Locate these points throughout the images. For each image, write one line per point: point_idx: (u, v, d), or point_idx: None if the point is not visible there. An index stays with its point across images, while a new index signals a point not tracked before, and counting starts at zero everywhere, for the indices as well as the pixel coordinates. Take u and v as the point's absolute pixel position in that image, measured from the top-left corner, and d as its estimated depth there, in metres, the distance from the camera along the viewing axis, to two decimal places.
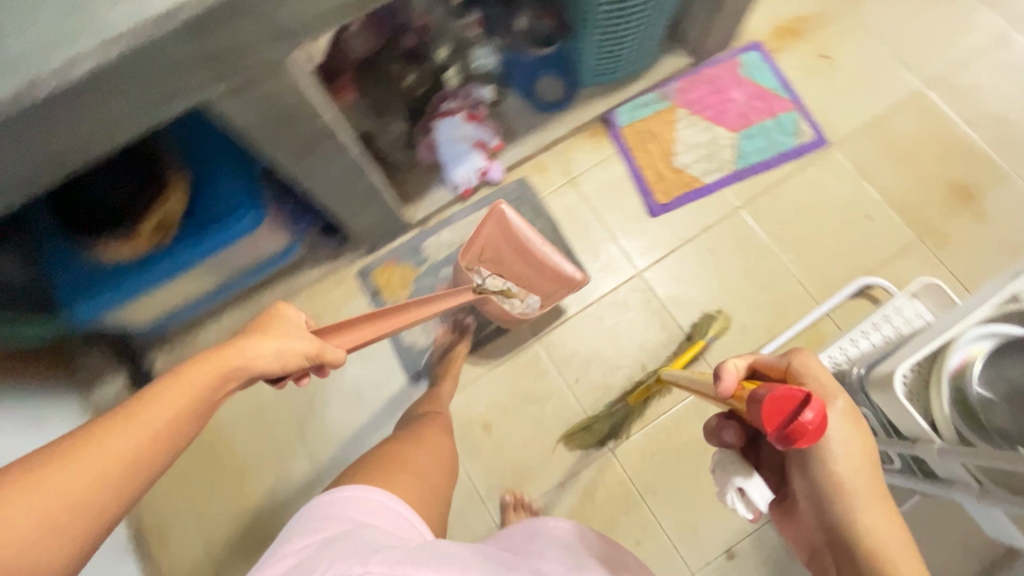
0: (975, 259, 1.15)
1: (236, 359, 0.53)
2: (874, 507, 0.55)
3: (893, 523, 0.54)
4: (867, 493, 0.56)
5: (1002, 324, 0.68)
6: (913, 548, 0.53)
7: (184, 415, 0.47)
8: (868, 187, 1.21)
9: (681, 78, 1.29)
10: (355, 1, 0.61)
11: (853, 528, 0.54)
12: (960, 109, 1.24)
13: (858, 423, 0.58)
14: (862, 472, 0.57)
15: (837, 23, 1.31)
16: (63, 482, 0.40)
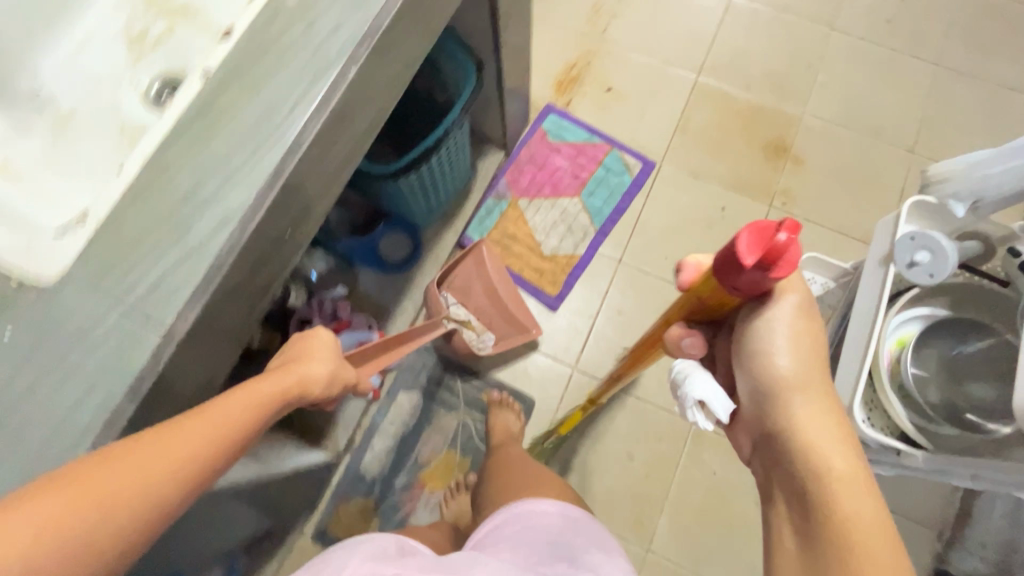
0: (816, 197, 1.28)
1: (290, 380, 0.53)
2: (820, 401, 0.51)
3: (834, 427, 0.50)
4: (824, 397, 0.51)
5: (915, 308, 0.74)
6: (843, 428, 0.50)
7: (247, 420, 0.47)
8: (707, 182, 1.29)
9: (505, 171, 1.29)
10: (208, 380, 0.52)
11: (787, 424, 0.51)
12: (735, 79, 1.36)
13: (809, 317, 0.52)
14: (808, 364, 0.52)
15: (602, 54, 1.38)
16: (139, 468, 0.39)
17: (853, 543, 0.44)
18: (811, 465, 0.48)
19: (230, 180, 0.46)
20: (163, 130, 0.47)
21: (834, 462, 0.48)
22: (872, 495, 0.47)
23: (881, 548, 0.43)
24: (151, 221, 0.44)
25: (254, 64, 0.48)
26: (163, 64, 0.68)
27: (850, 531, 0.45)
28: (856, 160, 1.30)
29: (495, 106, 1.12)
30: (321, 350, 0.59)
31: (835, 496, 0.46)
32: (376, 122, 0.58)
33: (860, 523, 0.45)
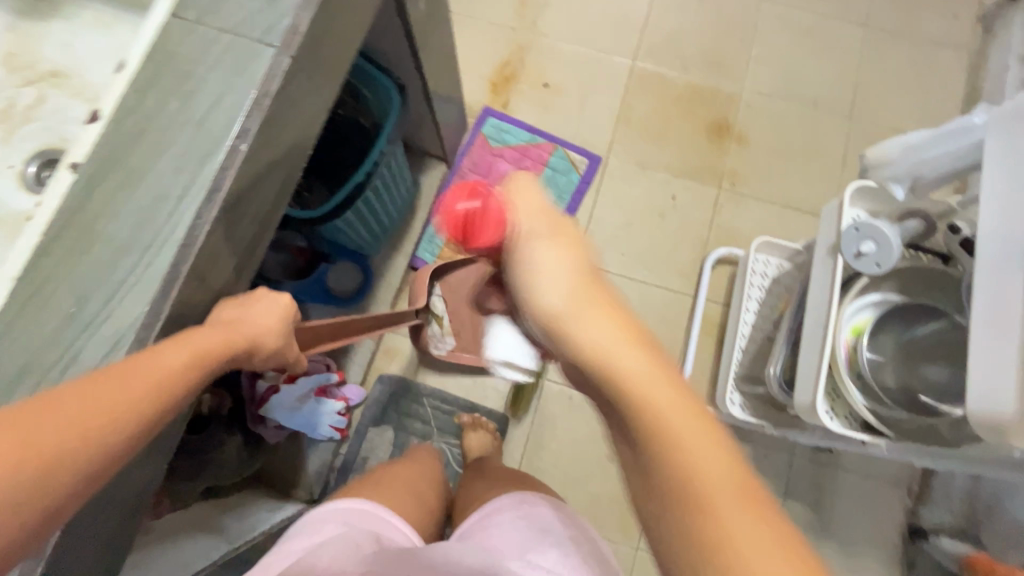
0: (762, 174, 1.28)
1: (227, 340, 0.46)
2: (604, 314, 0.43)
3: (625, 325, 0.42)
4: (604, 300, 0.45)
5: (872, 295, 0.74)
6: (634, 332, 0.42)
7: (180, 385, 0.40)
8: (655, 172, 1.27)
9: (449, 184, 1.25)
10: None
11: (569, 346, 0.43)
12: (671, 61, 1.34)
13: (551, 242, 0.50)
14: (575, 288, 0.46)
15: (535, 49, 1.33)
16: (52, 427, 0.33)
17: (674, 451, 0.34)
18: (602, 371, 0.39)
19: (121, 291, 0.41)
20: (32, 241, 0.41)
21: (624, 358, 0.39)
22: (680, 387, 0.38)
23: (704, 448, 0.34)
24: (31, 353, 0.39)
25: (129, 151, 0.43)
26: (40, 145, 0.71)
27: (663, 435, 0.35)
28: (797, 132, 1.30)
29: (428, 123, 1.06)
30: (271, 314, 0.51)
31: (639, 400, 0.36)
32: (286, 183, 0.53)
33: (671, 421, 0.35)
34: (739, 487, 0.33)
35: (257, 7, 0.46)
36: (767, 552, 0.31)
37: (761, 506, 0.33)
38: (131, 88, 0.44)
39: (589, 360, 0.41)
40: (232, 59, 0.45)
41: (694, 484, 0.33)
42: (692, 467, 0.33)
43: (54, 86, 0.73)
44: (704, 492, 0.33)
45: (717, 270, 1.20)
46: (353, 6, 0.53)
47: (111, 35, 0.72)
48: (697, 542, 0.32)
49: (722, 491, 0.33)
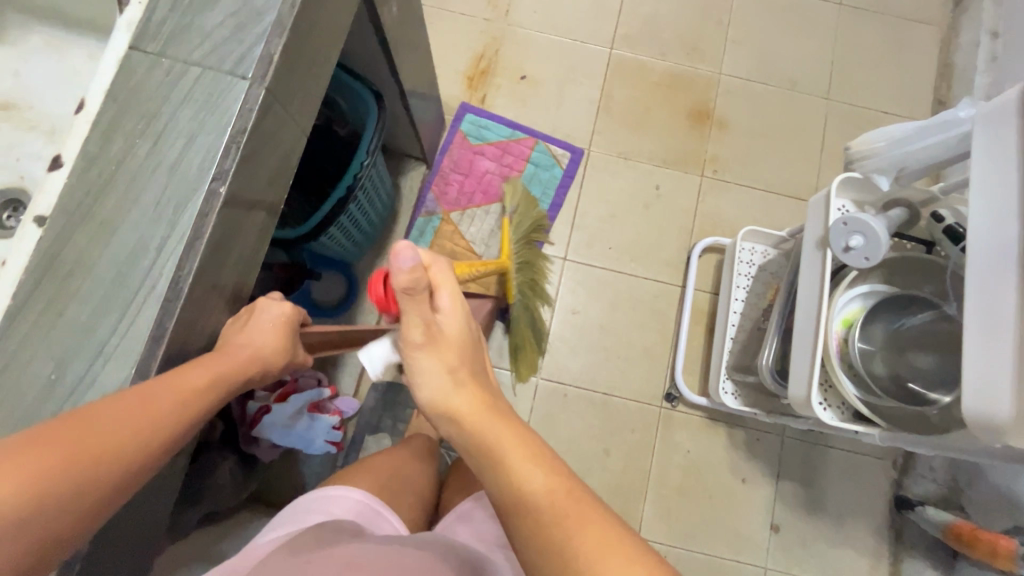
0: (744, 160, 1.27)
1: (245, 357, 0.48)
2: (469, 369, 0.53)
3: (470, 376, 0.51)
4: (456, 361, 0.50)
5: (860, 286, 0.75)
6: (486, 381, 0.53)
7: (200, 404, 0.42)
8: (637, 162, 1.26)
9: (431, 185, 1.22)
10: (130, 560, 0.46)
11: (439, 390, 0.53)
12: (649, 47, 1.32)
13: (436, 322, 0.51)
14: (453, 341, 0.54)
15: (510, 41, 1.30)
16: (83, 445, 0.35)
17: (510, 483, 0.44)
18: (459, 426, 0.49)
19: (103, 354, 0.39)
20: (0, 306, 0.39)
21: (475, 412, 0.48)
22: (512, 424, 0.48)
23: (530, 472, 0.44)
24: (12, 428, 0.37)
25: (98, 201, 0.40)
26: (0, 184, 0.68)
27: (503, 469, 0.45)
28: (775, 115, 1.30)
29: (407, 127, 1.03)
30: (276, 324, 0.53)
31: (486, 443, 0.47)
32: (269, 215, 0.51)
33: (508, 456, 0.45)
34: (570, 500, 0.43)
35: (224, 36, 0.43)
36: (600, 538, 0.40)
37: (590, 507, 0.42)
38: (95, 132, 0.41)
39: (449, 422, 0.49)
40: (201, 94, 0.42)
41: (538, 513, 0.42)
42: (528, 489, 0.43)
43: (5, 118, 0.69)
44: (543, 513, 0.42)
45: (703, 259, 1.20)
46: (326, 25, 0.50)
47: (65, 58, 0.70)
48: (550, 543, 0.41)
49: (551, 503, 0.42)
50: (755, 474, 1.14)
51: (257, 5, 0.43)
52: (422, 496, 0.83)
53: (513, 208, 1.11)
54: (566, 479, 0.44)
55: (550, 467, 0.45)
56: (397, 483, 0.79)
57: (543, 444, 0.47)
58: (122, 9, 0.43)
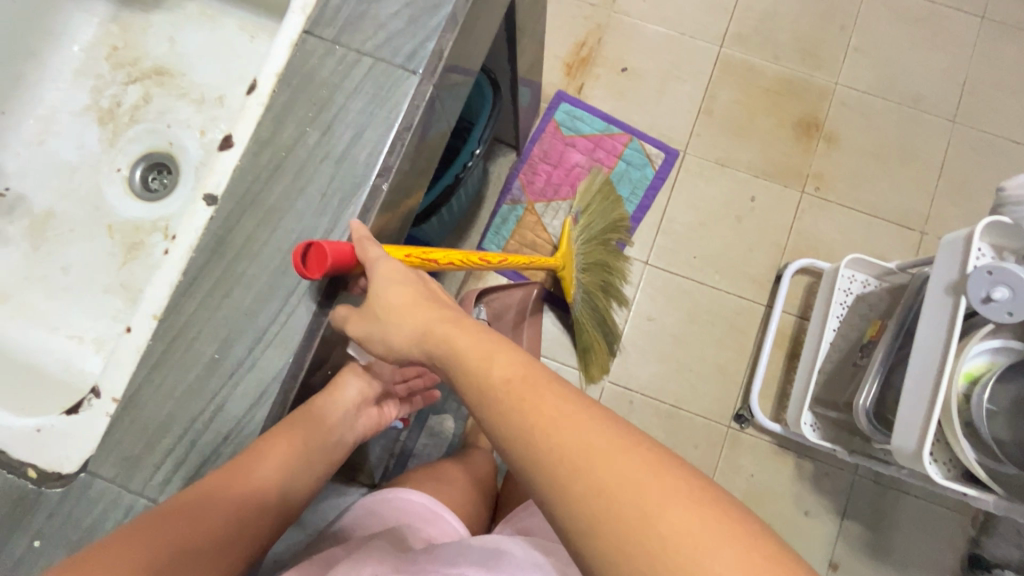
0: (852, 180, 1.19)
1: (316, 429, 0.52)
2: (419, 312, 0.44)
3: (420, 297, 0.45)
4: (396, 308, 0.44)
5: (995, 338, 0.69)
6: (432, 316, 0.44)
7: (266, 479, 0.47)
8: (734, 171, 1.20)
9: (518, 173, 1.20)
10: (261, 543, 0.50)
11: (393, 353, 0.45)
12: (761, 49, 1.24)
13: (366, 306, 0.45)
14: (393, 296, 0.44)
15: (614, 29, 1.25)
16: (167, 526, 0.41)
17: (470, 381, 0.41)
18: (422, 351, 0.43)
19: (263, 332, 0.46)
20: (172, 278, 0.46)
21: (432, 329, 0.43)
22: (472, 325, 0.43)
23: (485, 363, 0.40)
24: (201, 402, 0.46)
25: (269, 185, 0.46)
26: (145, 147, 0.77)
27: (462, 368, 0.41)
28: (894, 135, 1.21)
29: (509, 115, 1.01)
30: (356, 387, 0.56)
31: (449, 352, 0.42)
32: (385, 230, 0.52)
33: (464, 348, 0.42)
34: (525, 384, 0.39)
35: (398, 27, 0.46)
36: (560, 405, 0.38)
37: (544, 382, 0.39)
38: (268, 116, 0.46)
39: (415, 355, 0.44)
40: (372, 86, 0.45)
41: (496, 404, 0.39)
42: (487, 384, 0.40)
43: (159, 84, 0.77)
44: (499, 401, 0.39)
45: (793, 280, 1.15)
46: (481, 27, 0.51)
47: (212, 27, 0.77)
48: (519, 420, 0.38)
49: (509, 391, 0.39)
50: (820, 508, 1.10)
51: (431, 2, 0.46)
52: (477, 501, 0.81)
53: (581, 209, 1.08)
54: (526, 364, 0.41)
55: (511, 357, 0.41)
56: (461, 489, 0.79)
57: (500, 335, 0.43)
58: None
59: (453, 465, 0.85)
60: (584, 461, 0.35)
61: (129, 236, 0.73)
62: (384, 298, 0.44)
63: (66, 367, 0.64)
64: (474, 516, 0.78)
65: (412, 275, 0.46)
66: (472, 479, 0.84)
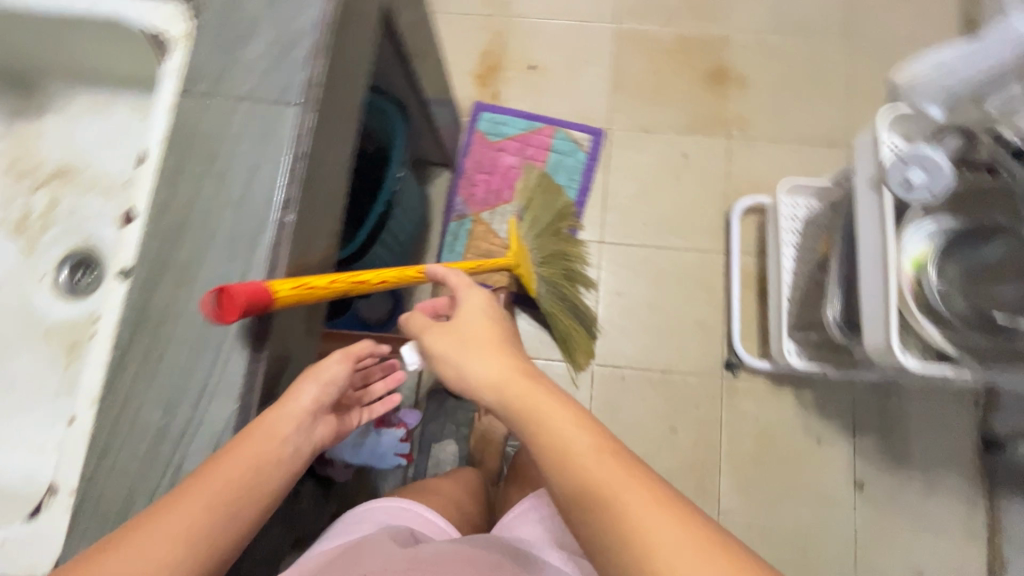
0: (772, 115, 1.23)
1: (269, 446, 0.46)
2: (491, 344, 0.56)
3: (496, 340, 0.57)
4: (472, 332, 0.57)
5: (925, 223, 0.72)
6: (500, 349, 0.56)
7: (211, 512, 0.43)
8: (661, 134, 1.24)
9: (457, 188, 1.22)
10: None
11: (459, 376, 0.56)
12: (655, 16, 1.29)
13: (452, 328, 0.59)
14: (477, 325, 0.58)
15: (513, 33, 1.29)
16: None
17: (556, 447, 0.46)
18: (490, 387, 0.53)
19: (206, 385, 0.46)
20: (102, 356, 0.47)
21: (511, 383, 0.52)
22: (552, 392, 0.51)
23: (574, 432, 0.47)
24: (161, 469, 0.46)
25: (176, 244, 0.47)
26: (66, 247, 0.77)
27: (549, 432, 0.47)
28: (798, 63, 1.25)
29: (430, 135, 1.03)
30: (317, 391, 0.50)
31: (534, 417, 0.49)
32: (321, 259, 0.52)
33: (553, 419, 0.48)
34: (615, 460, 0.45)
35: (266, 67, 0.48)
36: (650, 501, 0.42)
37: (632, 463, 0.45)
38: (160, 181, 0.47)
39: (480, 388, 0.54)
40: (254, 126, 0.47)
41: (584, 474, 0.44)
42: (574, 453, 0.46)
43: (66, 184, 0.79)
44: (587, 472, 0.44)
45: (744, 223, 1.18)
46: (358, 51, 0.53)
47: (105, 115, 0.78)
48: (608, 497, 0.43)
49: (596, 461, 0.45)
50: (831, 433, 1.11)
51: (291, 36, 0.48)
52: (470, 512, 0.80)
53: (523, 207, 1.08)
54: (610, 443, 0.47)
55: (595, 431, 0.47)
56: (452, 504, 0.78)
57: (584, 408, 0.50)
58: (166, 61, 0.49)
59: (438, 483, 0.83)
60: (672, 550, 0.40)
61: (69, 337, 0.73)
62: (468, 325, 0.59)
63: (29, 479, 0.63)
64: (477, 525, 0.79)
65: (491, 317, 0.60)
66: (463, 492, 0.83)
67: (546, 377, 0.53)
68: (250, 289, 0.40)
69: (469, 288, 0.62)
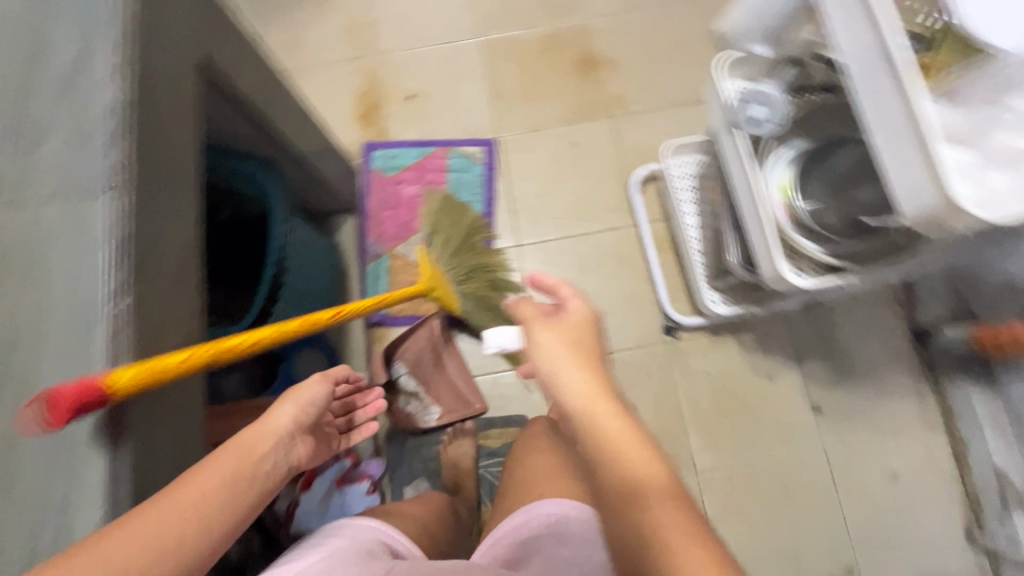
0: (645, 87, 1.28)
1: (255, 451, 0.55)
2: (583, 360, 0.59)
3: (590, 359, 0.60)
4: (568, 342, 0.61)
5: (781, 151, 0.77)
6: (599, 369, 0.59)
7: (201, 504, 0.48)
8: (548, 130, 1.27)
9: (366, 230, 1.22)
10: None
11: (553, 379, 0.59)
12: (513, 22, 1.33)
13: (560, 332, 0.62)
14: (580, 335, 0.62)
15: (382, 69, 1.31)
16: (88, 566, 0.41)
17: (616, 466, 0.52)
18: (579, 402, 0.56)
19: (79, 489, 0.46)
20: None
21: (594, 403, 0.56)
22: (631, 424, 0.54)
23: (636, 457, 0.52)
24: None
25: (14, 357, 0.48)
26: None
27: (612, 456, 0.52)
28: (657, 33, 1.31)
29: (317, 187, 1.03)
30: (293, 409, 0.61)
31: (601, 438, 0.53)
32: (186, 326, 0.53)
33: (626, 446, 0.53)
34: (666, 493, 0.50)
35: (70, 168, 0.49)
36: (691, 546, 0.46)
37: (679, 504, 0.50)
38: None
39: (568, 398, 0.57)
40: (67, 226, 0.48)
41: (637, 498, 0.50)
42: (628, 478, 0.51)
43: None
44: (641, 500, 0.50)
45: (646, 193, 1.21)
46: (176, 125, 0.54)
47: None
48: (650, 529, 0.48)
49: (647, 492, 0.50)
50: (779, 367, 1.14)
51: (86, 131, 0.49)
52: (443, 538, 0.80)
53: (432, 232, 1.08)
54: (664, 480, 0.51)
55: (652, 466, 0.52)
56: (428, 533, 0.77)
57: (653, 440, 0.54)
58: None
59: (421, 513, 0.82)
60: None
61: None
62: (571, 333, 0.62)
63: None
64: (446, 547, 0.80)
65: (584, 332, 0.63)
66: (436, 519, 0.82)
67: (624, 405, 0.56)
68: (76, 387, 0.42)
69: (575, 296, 0.66)
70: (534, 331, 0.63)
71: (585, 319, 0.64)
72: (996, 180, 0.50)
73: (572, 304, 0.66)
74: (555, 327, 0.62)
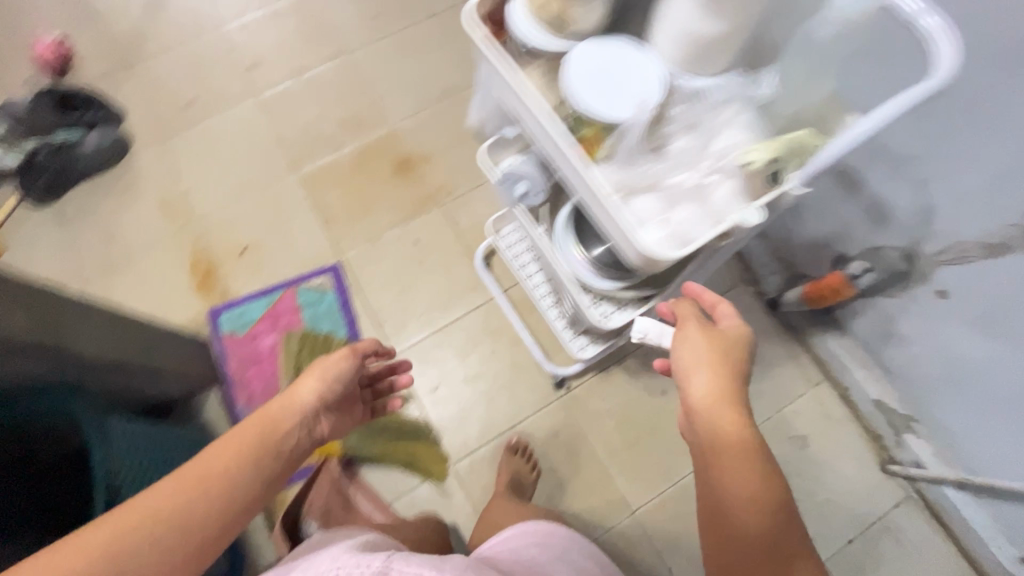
0: (463, 169, 1.36)
1: (283, 417, 0.66)
2: (721, 376, 0.60)
3: (728, 378, 0.60)
4: (712, 355, 0.62)
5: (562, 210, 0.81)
6: (737, 390, 0.60)
7: (235, 465, 0.59)
8: (387, 237, 1.31)
9: (234, 398, 1.18)
10: None
11: (684, 381, 0.62)
12: (323, 149, 1.38)
13: (709, 341, 0.63)
14: (725, 351, 0.62)
15: (207, 232, 1.30)
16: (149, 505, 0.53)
17: (721, 478, 0.57)
18: (707, 413, 0.59)
19: None
20: None
21: (719, 422, 0.58)
22: (753, 453, 0.56)
23: (747, 477, 0.56)
24: None
25: None
26: None
27: (722, 474, 0.57)
28: (458, 117, 1.40)
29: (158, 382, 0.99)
30: (315, 378, 0.72)
31: (715, 450, 0.57)
32: None
33: (728, 455, 0.57)
34: (763, 518, 0.55)
35: None
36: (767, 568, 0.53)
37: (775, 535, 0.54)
38: None
39: (697, 405, 0.60)
40: None
41: (731, 505, 0.56)
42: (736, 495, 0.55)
43: None
44: (735, 510, 0.56)
45: (495, 264, 1.26)
46: None
47: None
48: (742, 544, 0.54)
49: (746, 512, 0.55)
50: (668, 380, 1.19)
51: None
52: None
53: None
54: (765, 507, 0.55)
55: (761, 491, 0.55)
56: None
57: (771, 469, 0.56)
58: None
59: None
60: None
61: None
62: (717, 343, 0.63)
63: None
64: None
65: (732, 355, 0.62)
66: None
67: (755, 437, 0.58)
68: None
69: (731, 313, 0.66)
70: (687, 333, 0.64)
71: (736, 342, 0.63)
72: (680, 217, 0.56)
73: (726, 322, 0.66)
74: (709, 333, 0.64)
